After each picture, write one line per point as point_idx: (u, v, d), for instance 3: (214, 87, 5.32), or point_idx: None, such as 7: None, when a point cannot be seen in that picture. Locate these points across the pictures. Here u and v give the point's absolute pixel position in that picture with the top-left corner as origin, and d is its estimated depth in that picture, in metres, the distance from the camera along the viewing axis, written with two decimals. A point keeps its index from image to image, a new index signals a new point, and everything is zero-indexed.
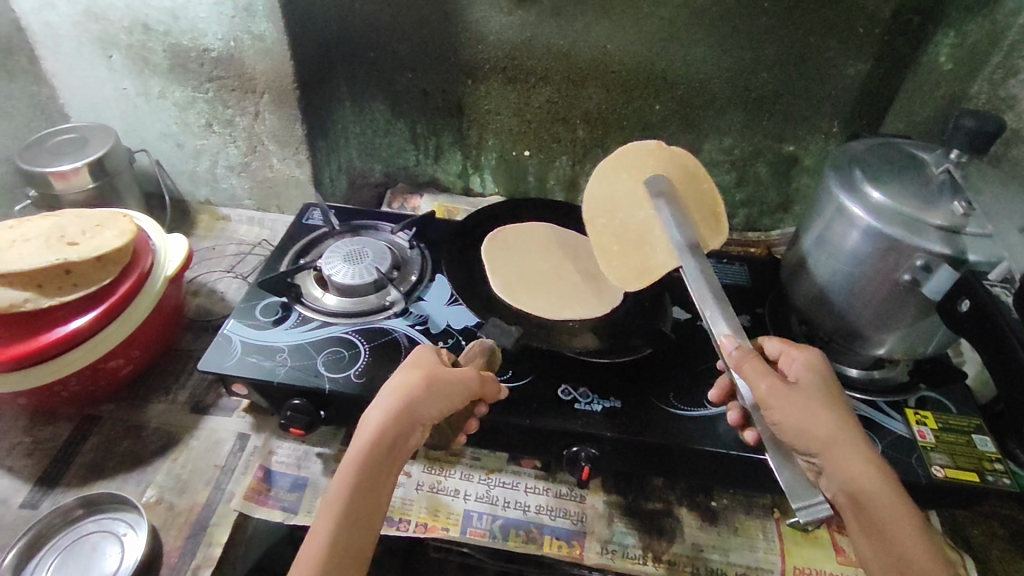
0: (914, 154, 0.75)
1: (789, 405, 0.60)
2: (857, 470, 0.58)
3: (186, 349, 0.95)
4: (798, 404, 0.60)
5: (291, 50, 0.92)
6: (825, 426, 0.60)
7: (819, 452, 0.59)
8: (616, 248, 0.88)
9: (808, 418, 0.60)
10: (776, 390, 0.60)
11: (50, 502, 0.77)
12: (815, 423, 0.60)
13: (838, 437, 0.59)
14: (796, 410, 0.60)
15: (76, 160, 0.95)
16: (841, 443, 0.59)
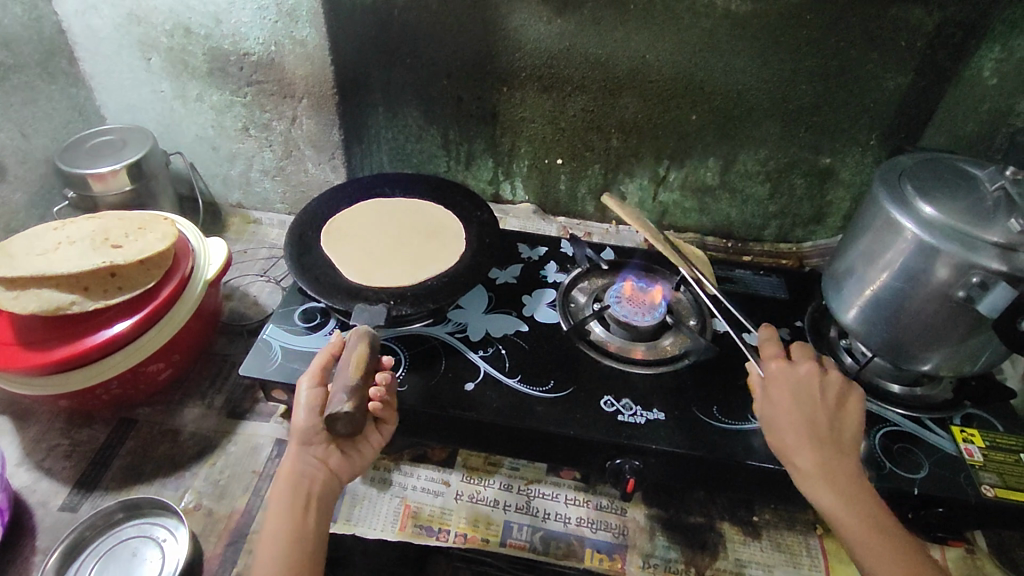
0: (965, 171, 0.74)
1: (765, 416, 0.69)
2: (817, 483, 0.63)
3: (221, 353, 0.95)
4: (773, 417, 0.68)
5: (332, 55, 0.92)
6: (789, 440, 0.66)
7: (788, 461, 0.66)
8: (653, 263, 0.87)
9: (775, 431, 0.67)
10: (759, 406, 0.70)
11: (88, 505, 0.76)
12: (781, 435, 0.67)
13: (800, 446, 0.65)
14: (770, 420, 0.68)
15: (115, 162, 0.95)
16: (803, 454, 0.65)
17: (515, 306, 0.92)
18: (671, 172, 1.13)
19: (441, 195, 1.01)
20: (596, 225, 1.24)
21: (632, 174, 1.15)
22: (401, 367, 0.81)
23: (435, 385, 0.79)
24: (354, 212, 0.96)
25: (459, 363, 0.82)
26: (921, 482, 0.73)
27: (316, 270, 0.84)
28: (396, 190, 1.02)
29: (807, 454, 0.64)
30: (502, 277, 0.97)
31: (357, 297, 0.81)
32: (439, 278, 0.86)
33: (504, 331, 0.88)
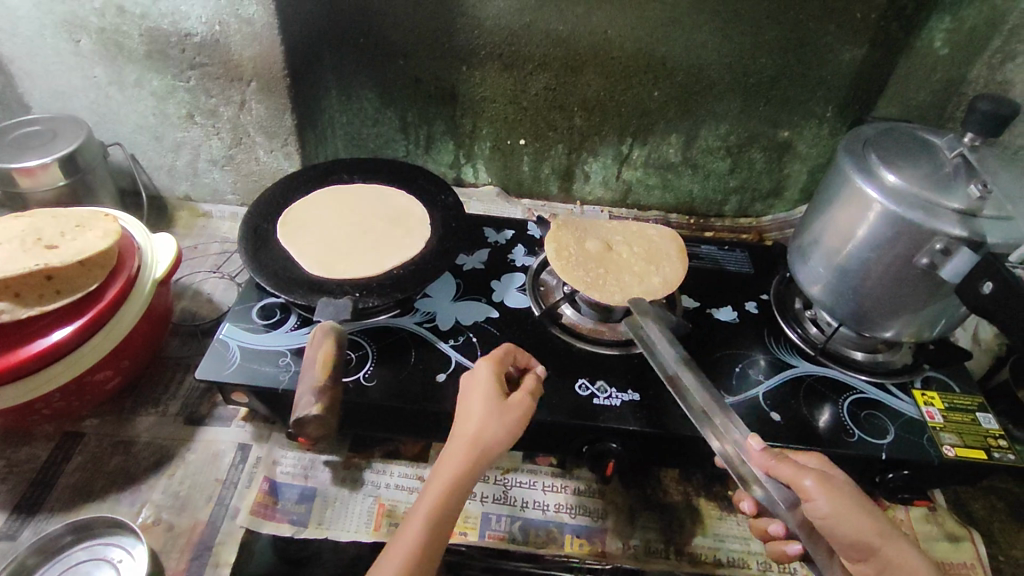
0: (923, 138, 0.75)
1: (838, 503, 0.58)
2: (913, 563, 0.58)
3: (174, 356, 0.90)
4: (846, 503, 0.59)
5: (281, 34, 0.86)
6: (875, 528, 0.58)
7: (878, 547, 0.58)
8: (606, 276, 0.84)
9: (858, 516, 0.58)
10: (827, 489, 0.59)
11: (34, 529, 0.71)
12: (862, 520, 0.58)
13: (888, 531, 0.59)
14: (845, 505, 0.58)
15: (44, 156, 0.87)
16: (892, 539, 0.58)
17: (484, 292, 0.90)
18: (634, 150, 1.12)
19: (402, 180, 0.98)
20: (561, 206, 1.22)
21: (595, 153, 1.14)
22: (369, 361, 0.78)
23: (405, 378, 0.77)
24: (310, 201, 0.91)
25: (428, 353, 0.80)
26: (887, 447, 0.75)
27: (273, 264, 0.80)
28: (354, 176, 0.98)
29: (894, 541, 0.58)
30: (469, 263, 0.94)
31: (319, 291, 0.77)
32: (406, 268, 0.83)
33: (474, 319, 0.86)
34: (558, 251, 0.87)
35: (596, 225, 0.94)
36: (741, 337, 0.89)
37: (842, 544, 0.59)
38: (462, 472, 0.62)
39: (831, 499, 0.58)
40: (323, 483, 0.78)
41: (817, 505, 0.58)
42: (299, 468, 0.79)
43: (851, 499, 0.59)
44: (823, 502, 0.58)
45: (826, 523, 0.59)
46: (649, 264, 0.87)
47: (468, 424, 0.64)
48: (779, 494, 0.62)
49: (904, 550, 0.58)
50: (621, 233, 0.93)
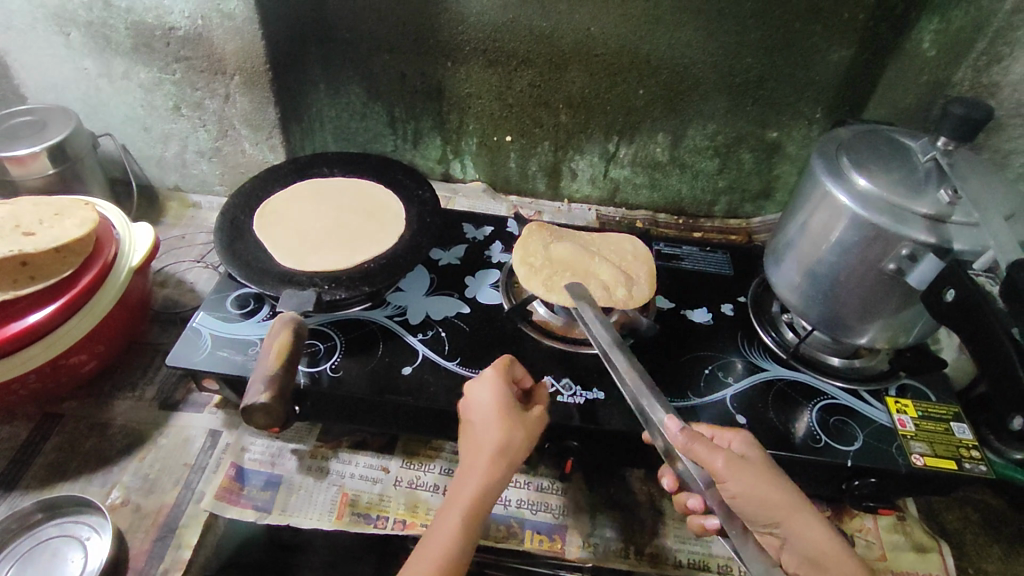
0: (899, 142, 0.74)
1: (747, 482, 0.59)
2: (816, 535, 0.60)
3: (154, 343, 0.92)
4: (753, 478, 0.60)
5: (262, 29, 0.88)
6: (784, 504, 0.60)
7: (782, 521, 0.59)
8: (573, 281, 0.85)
9: (766, 490, 0.60)
10: (733, 467, 0.59)
11: (8, 505, 0.74)
12: (769, 493, 0.60)
13: (796, 506, 0.60)
14: (753, 483, 0.59)
15: (34, 145, 0.90)
16: (802, 514, 0.60)
17: (457, 287, 0.90)
18: (620, 148, 1.12)
19: (383, 174, 0.99)
20: (548, 203, 1.22)
21: (582, 150, 1.14)
22: (337, 353, 0.79)
23: (371, 370, 0.78)
24: (289, 194, 0.93)
25: (396, 347, 0.81)
26: (854, 454, 0.74)
27: (246, 255, 0.81)
28: (335, 169, 0.99)
29: (801, 515, 0.60)
30: (445, 258, 0.95)
31: (289, 283, 0.79)
32: (377, 261, 0.84)
33: (445, 314, 0.86)
34: (530, 257, 0.88)
35: (570, 234, 0.95)
36: (714, 339, 0.88)
37: (751, 518, 0.61)
38: (488, 479, 0.64)
39: (739, 477, 0.59)
40: (289, 470, 0.79)
41: (729, 486, 0.59)
42: (267, 455, 0.80)
43: (759, 474, 0.61)
44: (734, 482, 0.59)
45: (736, 499, 0.60)
46: (617, 273, 0.87)
47: (490, 432, 0.66)
48: (696, 471, 0.64)
49: (810, 524, 0.60)
50: (593, 244, 0.93)
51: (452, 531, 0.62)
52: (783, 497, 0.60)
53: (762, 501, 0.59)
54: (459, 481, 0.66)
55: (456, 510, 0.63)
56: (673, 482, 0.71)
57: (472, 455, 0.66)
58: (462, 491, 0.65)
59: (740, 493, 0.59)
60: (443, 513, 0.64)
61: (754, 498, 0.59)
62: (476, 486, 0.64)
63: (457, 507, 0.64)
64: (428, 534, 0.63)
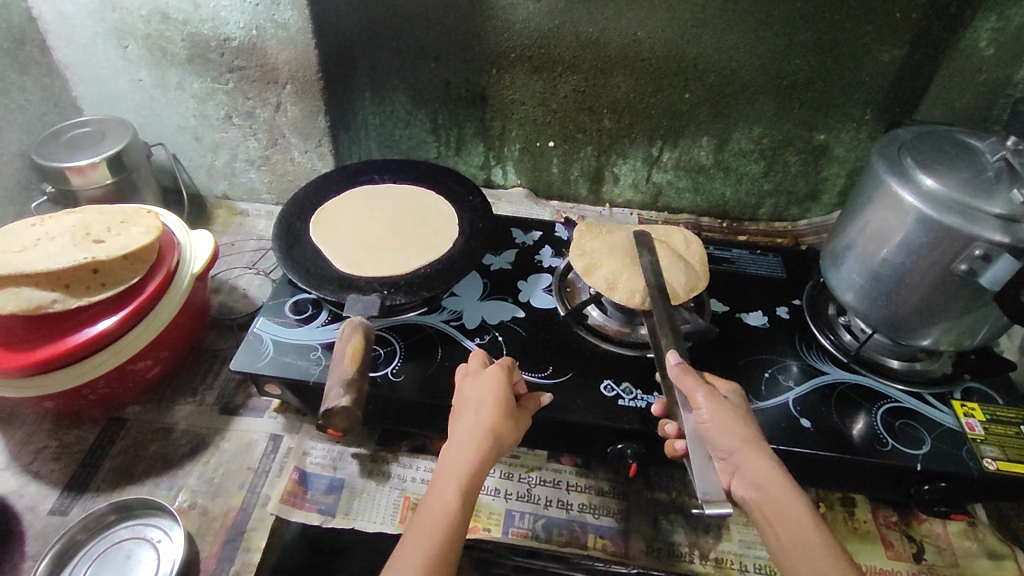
0: (966, 143, 0.73)
1: (718, 413, 0.60)
2: (767, 468, 0.58)
3: (211, 348, 0.93)
4: (725, 411, 0.61)
5: (316, 39, 0.89)
6: (742, 436, 0.59)
7: (738, 449, 0.59)
8: (628, 278, 0.82)
9: (732, 421, 0.60)
10: (711, 397, 0.61)
11: (80, 508, 0.75)
12: (737, 426, 0.60)
13: (753, 440, 0.60)
14: (724, 412, 0.61)
15: (93, 155, 0.92)
16: (753, 446, 0.59)
17: (511, 291, 0.91)
18: (664, 152, 1.12)
19: (432, 180, 0.99)
20: (590, 208, 1.22)
21: (625, 155, 1.13)
22: (397, 357, 0.79)
23: (432, 375, 0.78)
24: (343, 201, 0.94)
25: (455, 351, 0.81)
26: (923, 457, 0.72)
27: (305, 260, 0.82)
28: (385, 176, 1.00)
29: (756, 449, 0.59)
30: (496, 263, 0.95)
31: (349, 288, 0.79)
32: (434, 266, 0.84)
33: (501, 318, 0.86)
34: (585, 257, 0.86)
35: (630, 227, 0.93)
36: (771, 342, 0.87)
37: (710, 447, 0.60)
38: (483, 454, 0.64)
39: (712, 406, 0.61)
40: (350, 474, 0.79)
41: (700, 411, 0.61)
42: (328, 459, 0.81)
43: (733, 410, 0.62)
44: (706, 409, 0.61)
45: (704, 428, 0.61)
46: (676, 262, 0.85)
47: (484, 416, 0.66)
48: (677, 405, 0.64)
49: (763, 460, 0.58)
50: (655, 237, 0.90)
51: (452, 501, 0.61)
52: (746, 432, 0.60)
53: (728, 429, 0.60)
54: (449, 452, 0.64)
55: (454, 480, 0.62)
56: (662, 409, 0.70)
57: (466, 432, 0.65)
58: (453, 467, 0.63)
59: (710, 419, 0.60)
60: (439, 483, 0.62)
61: (719, 422, 0.60)
62: (469, 461, 0.63)
63: (453, 476, 0.62)
64: (426, 508, 0.61)
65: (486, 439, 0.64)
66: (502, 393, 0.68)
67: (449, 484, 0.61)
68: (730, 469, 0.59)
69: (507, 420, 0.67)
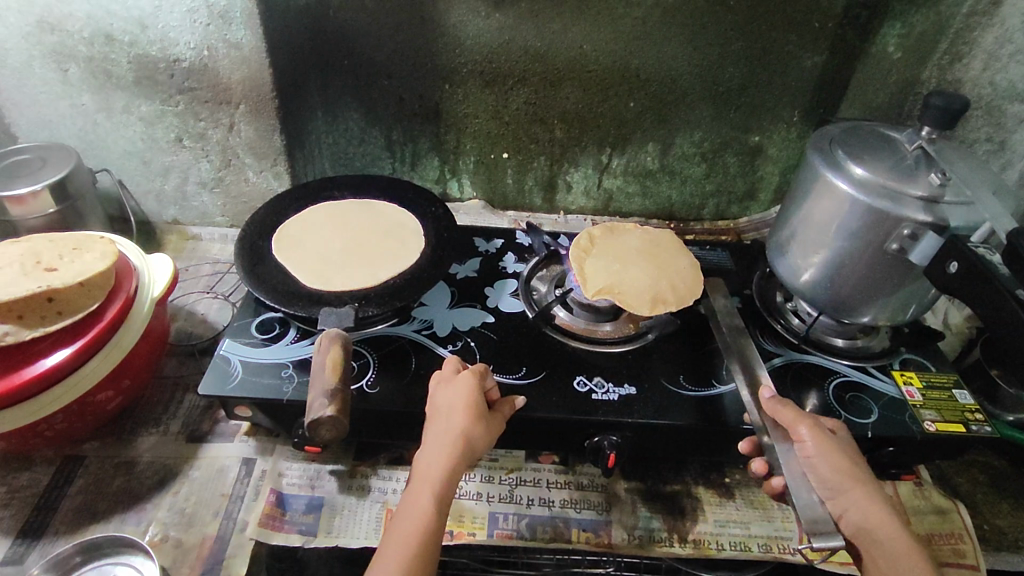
0: (886, 134, 0.81)
1: (827, 453, 0.65)
2: (876, 512, 0.62)
3: (172, 376, 0.90)
4: (831, 450, 0.66)
5: (269, 57, 0.89)
6: (851, 475, 0.64)
7: (848, 490, 0.64)
8: (633, 290, 0.85)
9: (840, 461, 0.65)
10: (816, 436, 0.66)
11: (37, 554, 0.70)
12: (841, 463, 0.65)
13: (862, 481, 0.64)
14: (828, 450, 0.65)
15: (34, 184, 0.88)
16: (865, 487, 0.64)
17: (478, 298, 0.93)
18: (614, 159, 1.17)
19: (393, 195, 1.01)
20: (545, 216, 1.25)
21: (576, 163, 1.18)
22: (371, 369, 0.79)
23: (408, 384, 0.78)
24: (306, 217, 0.94)
25: (428, 359, 0.81)
26: (873, 425, 0.78)
27: (271, 278, 0.82)
28: (345, 193, 1.01)
29: (864, 489, 0.64)
30: (461, 272, 0.98)
31: (319, 303, 0.79)
32: (403, 277, 0.85)
33: (472, 324, 0.88)
34: (590, 278, 0.87)
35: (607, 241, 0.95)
36: None
37: (817, 483, 0.65)
38: (454, 461, 0.64)
39: (822, 446, 0.66)
40: (330, 492, 0.78)
41: (805, 444, 0.66)
42: (305, 479, 0.79)
43: (840, 449, 0.66)
44: (812, 443, 0.66)
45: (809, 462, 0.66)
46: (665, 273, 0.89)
47: (455, 421, 0.67)
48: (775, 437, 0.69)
49: (872, 500, 0.63)
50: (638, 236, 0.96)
51: (426, 511, 0.61)
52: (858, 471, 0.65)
53: (841, 470, 0.64)
54: (422, 461, 0.65)
55: (428, 488, 0.63)
56: (762, 466, 0.74)
57: (437, 443, 0.65)
58: (427, 473, 0.63)
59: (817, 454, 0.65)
60: (413, 494, 0.63)
61: (833, 462, 0.65)
62: (438, 470, 0.63)
63: (426, 488, 0.63)
64: (401, 513, 0.62)
65: (459, 446, 0.65)
66: (475, 400, 0.68)
67: (424, 488, 0.62)
68: (838, 507, 0.64)
69: (481, 429, 0.67)
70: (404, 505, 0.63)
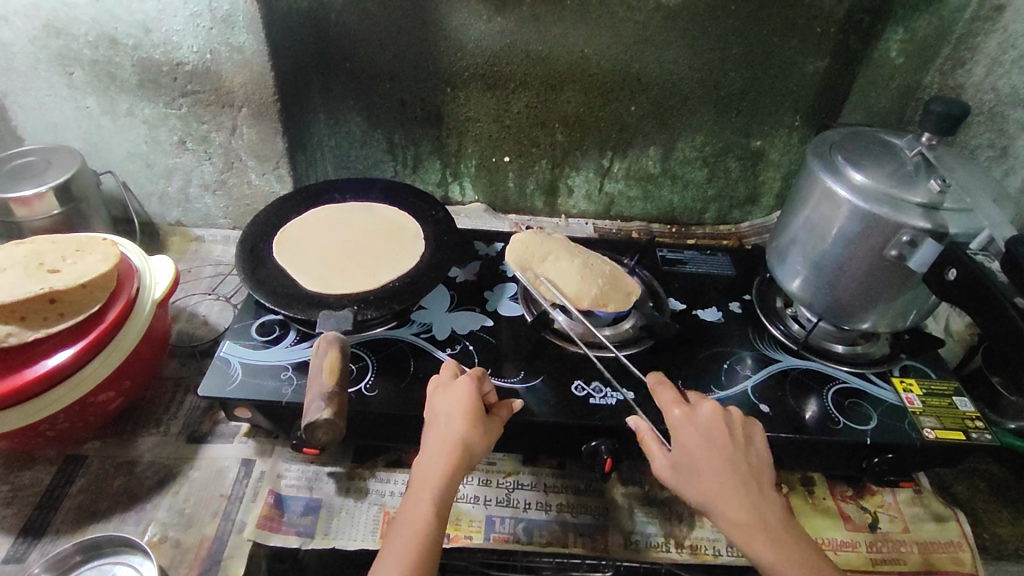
0: (886, 140, 0.81)
1: (678, 468, 0.65)
2: (732, 517, 0.62)
3: (172, 378, 0.91)
4: (683, 461, 0.65)
5: (271, 61, 0.90)
6: (699, 482, 0.64)
7: (702, 498, 0.64)
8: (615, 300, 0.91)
9: (691, 473, 0.64)
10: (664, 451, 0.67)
11: (38, 552, 0.71)
12: (693, 473, 0.64)
13: (716, 486, 0.63)
14: (676, 464, 0.66)
15: (38, 185, 0.89)
16: (724, 492, 0.63)
17: (477, 302, 0.93)
18: (615, 163, 1.17)
19: (394, 198, 1.01)
20: (546, 219, 1.25)
21: (578, 167, 1.18)
22: (369, 372, 0.79)
23: (407, 387, 0.78)
24: (307, 220, 0.94)
25: (426, 362, 0.82)
26: (872, 432, 0.78)
27: (271, 280, 0.82)
28: (346, 196, 1.02)
29: (722, 491, 0.63)
30: (461, 275, 0.98)
31: (318, 305, 0.80)
32: (402, 280, 0.85)
33: (471, 327, 0.88)
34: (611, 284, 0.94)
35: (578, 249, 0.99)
36: (726, 334, 0.92)
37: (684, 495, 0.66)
38: (452, 465, 0.64)
39: (668, 462, 0.66)
40: (328, 493, 0.79)
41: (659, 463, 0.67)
42: (304, 481, 0.80)
43: (688, 455, 0.65)
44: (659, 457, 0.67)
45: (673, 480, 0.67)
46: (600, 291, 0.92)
47: (454, 424, 0.67)
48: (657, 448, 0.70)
49: (727, 499, 0.62)
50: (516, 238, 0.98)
51: (425, 516, 0.62)
52: (725, 471, 0.64)
53: (704, 480, 0.64)
54: (421, 466, 0.65)
55: (427, 493, 0.63)
56: None
57: (436, 447, 0.66)
58: (425, 478, 0.64)
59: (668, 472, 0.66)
60: (412, 501, 0.63)
61: (694, 469, 0.64)
62: (438, 476, 0.63)
63: (425, 492, 0.63)
64: (400, 518, 0.62)
65: (455, 450, 0.65)
66: (472, 403, 0.68)
67: (423, 493, 0.63)
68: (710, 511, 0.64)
69: (476, 431, 0.67)
70: (403, 511, 0.63)
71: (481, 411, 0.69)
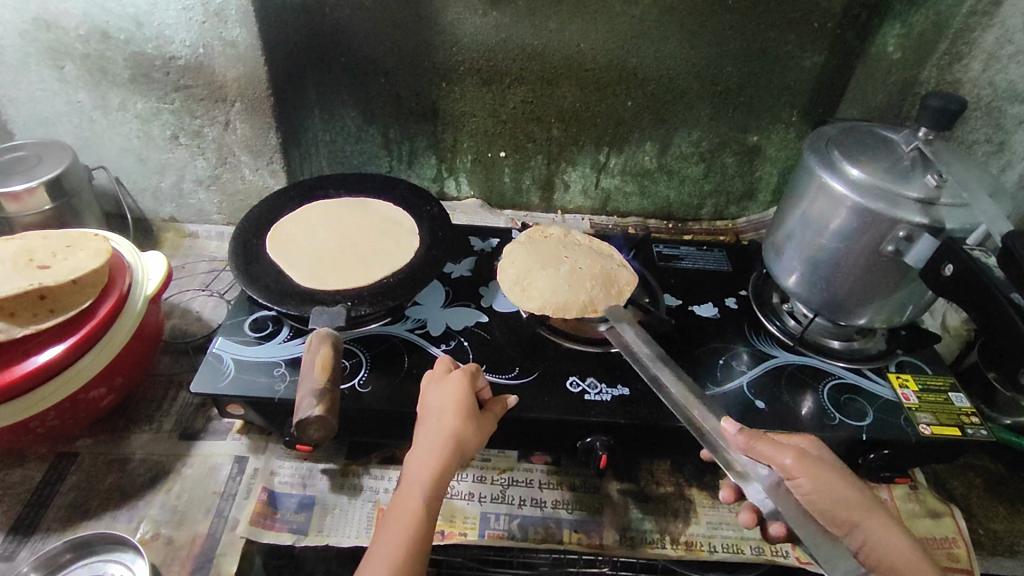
0: (883, 135, 0.80)
1: (817, 484, 0.62)
2: (891, 537, 0.62)
3: (166, 374, 0.90)
4: (823, 475, 0.63)
5: (264, 55, 0.89)
6: (853, 502, 0.62)
7: (857, 522, 0.62)
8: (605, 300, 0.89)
9: (843, 490, 0.62)
10: (801, 461, 0.63)
11: (29, 550, 0.71)
12: (841, 490, 0.63)
13: (869, 506, 0.63)
14: (825, 480, 0.63)
15: (29, 180, 0.89)
16: (871, 512, 0.62)
17: (472, 298, 0.93)
18: (611, 159, 1.16)
19: (389, 194, 1.01)
20: (542, 215, 1.25)
21: (574, 162, 1.17)
22: (363, 369, 0.79)
23: (401, 384, 0.78)
24: (301, 216, 0.94)
25: (420, 358, 0.81)
26: (867, 429, 0.77)
27: (264, 276, 0.82)
28: (341, 191, 1.01)
29: (869, 516, 0.62)
30: (456, 271, 0.98)
31: (312, 301, 0.79)
32: (396, 276, 0.85)
33: (466, 323, 0.88)
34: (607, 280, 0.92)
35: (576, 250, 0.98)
36: (722, 330, 0.92)
37: (825, 519, 0.63)
38: (443, 460, 0.64)
39: (812, 477, 0.63)
40: (322, 490, 0.78)
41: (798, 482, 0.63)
42: (297, 477, 0.79)
43: (831, 473, 0.64)
44: (805, 476, 0.63)
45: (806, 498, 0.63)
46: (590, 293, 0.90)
47: (445, 420, 0.66)
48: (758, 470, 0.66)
49: (884, 524, 0.62)
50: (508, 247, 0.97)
51: (415, 511, 0.61)
52: (852, 494, 0.63)
53: (841, 503, 0.62)
54: (411, 461, 0.65)
55: (417, 489, 0.62)
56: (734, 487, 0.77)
57: (428, 442, 0.65)
58: (415, 472, 0.63)
59: (810, 487, 0.62)
60: (403, 496, 0.63)
61: (831, 494, 0.62)
62: (429, 471, 0.63)
63: (415, 487, 0.62)
64: (391, 514, 0.62)
65: (446, 446, 0.64)
66: (465, 401, 0.68)
67: (413, 488, 0.62)
68: (856, 541, 0.63)
69: (469, 429, 0.66)
70: (393, 507, 0.63)
71: (473, 407, 0.68)
